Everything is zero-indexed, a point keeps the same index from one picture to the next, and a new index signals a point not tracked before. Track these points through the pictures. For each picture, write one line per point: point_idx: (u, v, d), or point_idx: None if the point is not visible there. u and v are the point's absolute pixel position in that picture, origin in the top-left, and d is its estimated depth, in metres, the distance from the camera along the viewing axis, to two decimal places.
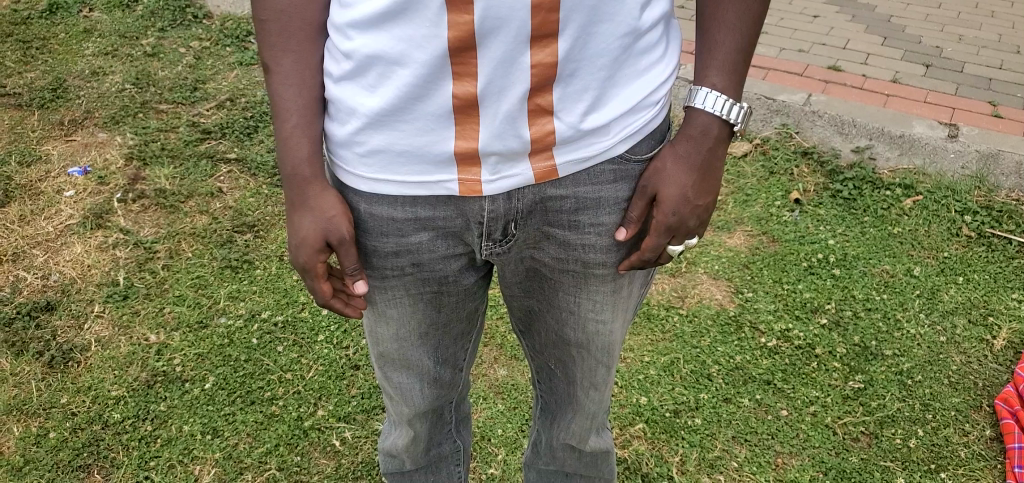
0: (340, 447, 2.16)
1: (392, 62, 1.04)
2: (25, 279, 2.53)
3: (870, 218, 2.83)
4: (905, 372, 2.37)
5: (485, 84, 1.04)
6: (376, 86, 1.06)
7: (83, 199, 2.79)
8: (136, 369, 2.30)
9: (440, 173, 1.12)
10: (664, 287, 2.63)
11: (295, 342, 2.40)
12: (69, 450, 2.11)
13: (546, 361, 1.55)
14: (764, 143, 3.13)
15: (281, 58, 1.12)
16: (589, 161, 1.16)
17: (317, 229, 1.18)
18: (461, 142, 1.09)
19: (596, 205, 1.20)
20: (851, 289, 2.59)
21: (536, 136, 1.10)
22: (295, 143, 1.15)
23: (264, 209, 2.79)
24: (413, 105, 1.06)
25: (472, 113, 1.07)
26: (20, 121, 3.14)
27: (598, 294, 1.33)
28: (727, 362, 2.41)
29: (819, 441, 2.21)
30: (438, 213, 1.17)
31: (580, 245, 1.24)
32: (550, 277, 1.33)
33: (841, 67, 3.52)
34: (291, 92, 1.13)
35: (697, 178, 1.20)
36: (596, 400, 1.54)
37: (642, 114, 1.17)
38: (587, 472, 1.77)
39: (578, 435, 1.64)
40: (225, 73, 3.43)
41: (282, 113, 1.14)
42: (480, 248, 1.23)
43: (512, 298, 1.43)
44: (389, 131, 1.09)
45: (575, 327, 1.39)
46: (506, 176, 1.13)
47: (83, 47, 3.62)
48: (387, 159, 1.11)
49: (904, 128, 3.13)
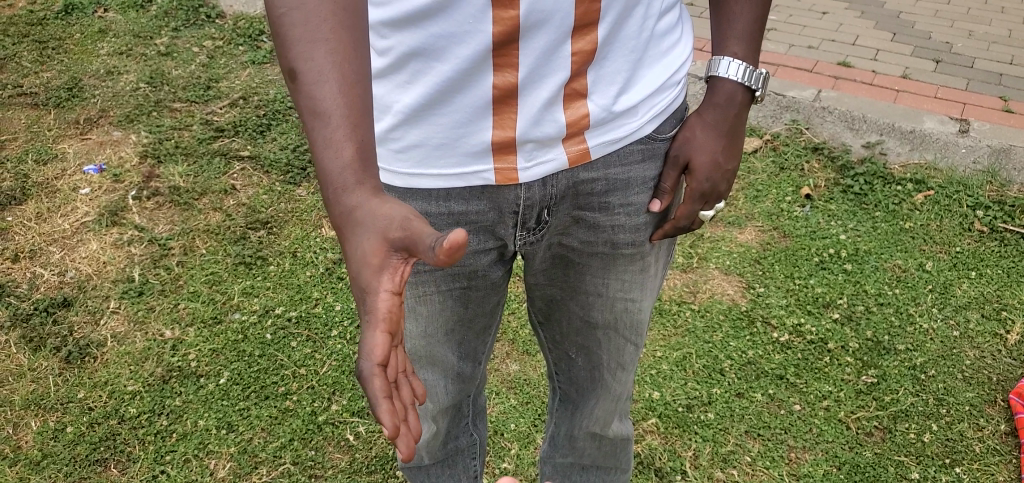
0: (354, 442, 2.19)
1: (430, 57, 1.06)
2: (42, 275, 2.56)
3: (881, 213, 2.82)
4: (918, 366, 2.37)
5: (525, 75, 1.09)
6: (413, 80, 1.08)
7: (99, 197, 2.82)
8: (151, 364, 2.33)
9: (477, 163, 1.15)
10: (675, 282, 2.63)
11: (309, 337, 2.42)
12: (87, 445, 2.14)
13: (566, 350, 1.60)
14: (774, 139, 3.12)
15: (311, 51, 0.91)
16: (620, 141, 1.25)
17: (382, 233, 0.88)
18: (498, 131, 1.13)
19: (625, 186, 1.30)
20: (863, 284, 2.59)
21: (572, 120, 1.16)
22: (341, 147, 0.91)
23: (278, 206, 2.82)
24: (451, 97, 1.09)
25: (510, 103, 1.11)
26: (37, 120, 3.18)
27: (626, 272, 1.42)
28: (739, 357, 2.41)
29: (833, 435, 2.21)
30: (472, 207, 1.20)
31: (610, 226, 1.34)
32: (579, 262, 1.40)
33: (850, 63, 3.51)
34: (328, 86, 0.91)
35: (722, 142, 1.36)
36: (622, 381, 1.61)
37: (665, 94, 1.28)
38: (605, 462, 1.80)
39: (602, 420, 1.68)
40: (239, 72, 3.46)
41: (318, 115, 0.91)
42: (513, 239, 1.27)
43: (535, 287, 1.48)
44: (427, 125, 1.12)
45: (603, 307, 1.46)
46: (540, 163, 1.18)
47: (98, 46, 3.66)
48: (424, 152, 1.14)
49: (914, 123, 3.12)
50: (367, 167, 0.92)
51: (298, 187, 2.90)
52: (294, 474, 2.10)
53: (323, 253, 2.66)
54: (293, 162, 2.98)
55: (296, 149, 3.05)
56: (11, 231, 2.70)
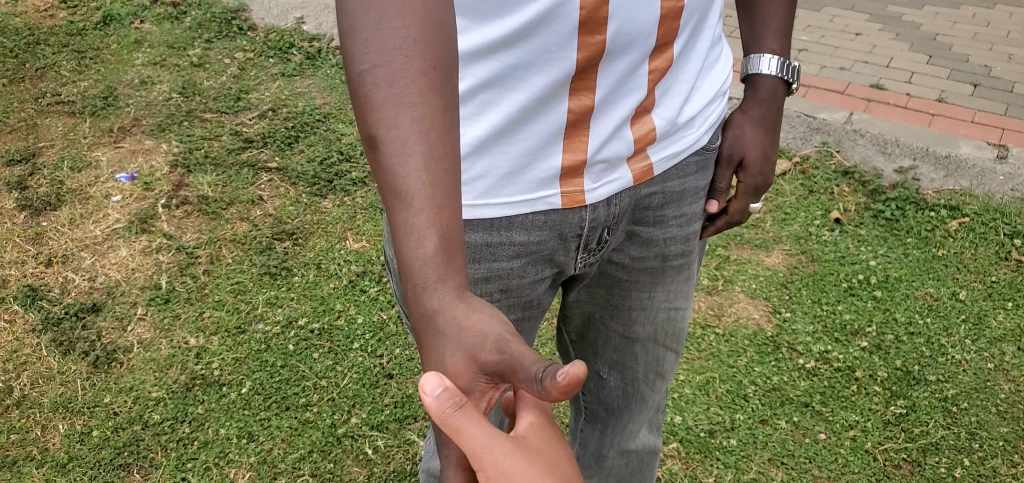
0: (373, 456, 2.19)
1: (503, 87, 1.03)
2: (73, 280, 2.61)
3: (913, 239, 2.77)
4: (950, 398, 2.31)
5: (602, 97, 1.10)
6: (481, 112, 1.05)
7: (129, 204, 2.88)
8: (175, 371, 2.36)
9: (545, 190, 1.12)
10: (700, 304, 2.59)
11: (331, 349, 2.44)
12: (111, 449, 2.17)
13: (598, 370, 1.64)
14: (803, 161, 3.06)
15: (395, 117, 0.83)
16: (680, 154, 1.31)
17: (467, 347, 0.80)
18: (569, 155, 1.11)
19: (680, 197, 1.35)
20: (893, 312, 2.54)
21: (638, 136, 1.20)
22: (425, 235, 0.83)
23: (303, 218, 2.85)
24: (522, 126, 1.07)
25: (585, 126, 1.11)
26: (73, 128, 3.24)
27: (672, 284, 1.48)
28: (764, 383, 2.37)
29: (859, 467, 2.16)
30: (534, 237, 1.16)
31: (663, 239, 1.39)
32: (627, 279, 1.44)
33: (883, 85, 3.46)
34: (413, 161, 0.83)
35: (769, 136, 1.53)
36: (658, 391, 1.67)
37: (714, 106, 1.37)
38: (633, 477, 1.87)
39: (632, 433, 1.74)
40: (268, 84, 3.52)
41: (401, 194, 0.83)
42: (575, 262, 1.26)
43: (575, 304, 1.52)
44: (492, 155, 1.08)
45: (647, 319, 1.52)
46: (607, 183, 1.19)
47: (133, 56, 3.73)
48: (487, 184, 1.10)
49: (948, 148, 3.07)
50: (452, 257, 0.84)
51: (324, 199, 2.93)
52: None
53: (347, 266, 2.68)
54: (321, 174, 3.02)
55: (323, 161, 3.08)
56: (45, 236, 2.76)
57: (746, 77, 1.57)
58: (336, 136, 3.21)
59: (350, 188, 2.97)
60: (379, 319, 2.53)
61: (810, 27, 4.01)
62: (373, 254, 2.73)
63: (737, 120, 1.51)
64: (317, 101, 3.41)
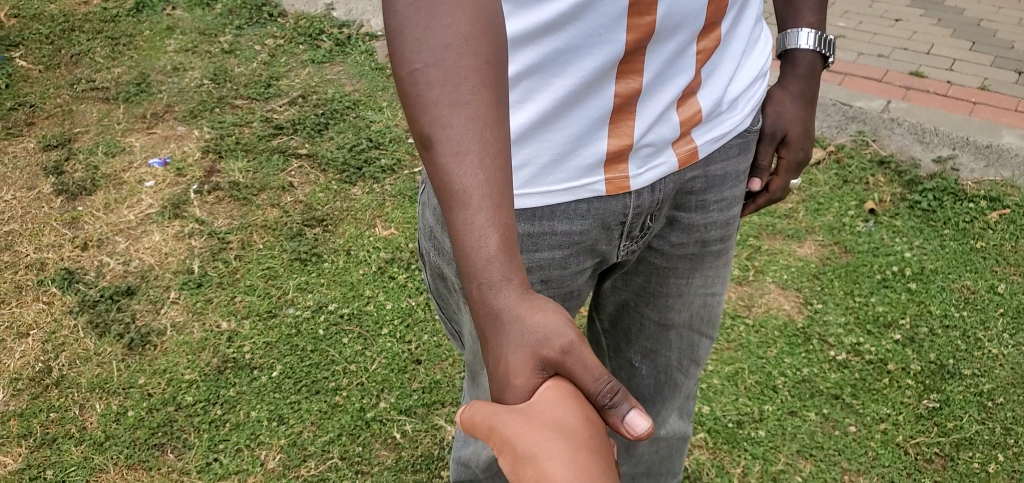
0: (401, 440, 2.21)
1: (549, 72, 1.02)
2: (108, 264, 2.66)
3: (950, 231, 2.71)
4: (986, 393, 2.27)
5: (648, 80, 1.09)
6: (526, 99, 1.04)
7: (163, 190, 2.92)
8: (208, 354, 2.40)
9: (589, 177, 1.11)
10: (731, 294, 2.56)
11: (360, 334, 2.46)
12: (146, 429, 2.22)
13: (630, 358, 1.62)
14: (838, 151, 3.02)
15: (451, 116, 0.84)
16: (724, 137, 1.30)
17: (532, 346, 0.83)
18: (615, 140, 1.10)
19: (722, 181, 1.33)
20: (928, 304, 2.49)
21: (684, 118, 1.19)
22: (487, 234, 0.85)
23: (333, 204, 2.86)
24: (567, 112, 1.05)
25: (631, 109, 1.10)
26: (107, 114, 3.28)
27: (710, 270, 1.46)
28: (794, 374, 2.34)
29: (889, 460, 2.14)
30: (576, 226, 1.14)
31: (703, 225, 1.37)
32: (665, 266, 1.43)
33: (922, 73, 3.37)
34: (470, 160, 0.84)
35: (807, 112, 1.51)
36: (691, 379, 1.65)
37: (758, 86, 1.36)
38: (661, 465, 1.86)
39: (663, 420, 1.73)
40: (298, 71, 3.54)
41: (460, 196, 0.85)
42: (617, 250, 1.24)
43: (610, 292, 1.51)
44: (535, 142, 1.06)
45: (683, 306, 1.50)
46: (653, 167, 1.17)
47: (166, 43, 3.74)
48: (530, 173, 1.08)
49: (990, 137, 2.98)
50: (512, 255, 0.86)
51: (353, 186, 2.94)
52: (341, 469, 2.14)
53: (376, 252, 2.70)
54: (350, 161, 3.03)
55: (353, 148, 3.09)
56: (81, 220, 2.81)
57: (783, 53, 1.54)
58: (365, 123, 3.22)
59: (379, 175, 2.98)
60: (407, 305, 2.54)
61: (847, 13, 3.90)
62: (402, 241, 2.74)
63: (777, 95, 1.49)
64: (346, 88, 3.42)
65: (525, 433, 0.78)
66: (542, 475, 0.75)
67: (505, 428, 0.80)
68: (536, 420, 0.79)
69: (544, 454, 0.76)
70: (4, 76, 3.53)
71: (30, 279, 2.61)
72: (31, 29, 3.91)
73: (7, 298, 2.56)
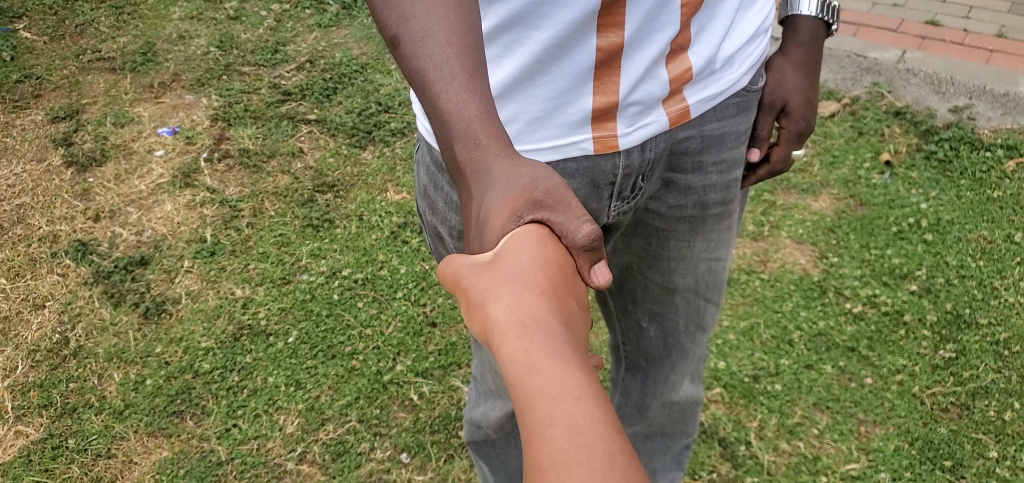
0: (418, 401, 2.22)
1: (527, 26, 1.02)
2: (121, 234, 2.65)
3: (966, 181, 2.69)
4: (1003, 342, 2.26)
5: (631, 34, 1.07)
6: (509, 52, 1.05)
7: (172, 159, 2.91)
8: (223, 321, 2.41)
9: (575, 135, 1.11)
10: (746, 250, 2.56)
11: (374, 298, 2.46)
12: (165, 397, 2.23)
13: (638, 320, 1.63)
14: (853, 103, 2.99)
15: (411, 11, 0.84)
16: (718, 97, 1.27)
17: (517, 187, 0.83)
18: (599, 97, 1.09)
19: (719, 141, 1.32)
20: (944, 255, 2.48)
21: (674, 76, 1.17)
22: (466, 98, 0.84)
23: (344, 170, 2.85)
24: (548, 67, 1.05)
25: (614, 65, 1.09)
26: (114, 84, 3.25)
27: (712, 233, 1.45)
28: (810, 327, 2.34)
29: (906, 411, 2.14)
30: (565, 185, 1.15)
31: (701, 186, 1.36)
32: (665, 227, 1.43)
33: (939, 21, 3.31)
34: (437, 40, 0.84)
35: (811, 80, 1.48)
36: (701, 343, 1.66)
37: (757, 44, 1.33)
38: (673, 426, 1.87)
39: (677, 385, 1.74)
40: (306, 35, 3.50)
41: (433, 75, 0.84)
42: (608, 212, 1.25)
43: (612, 256, 1.51)
44: (522, 96, 1.07)
45: (687, 270, 1.50)
46: (641, 126, 1.16)
47: (171, 11, 3.69)
48: (517, 127, 1.09)
49: (1009, 85, 2.95)
50: (490, 115, 0.86)
51: (364, 150, 2.92)
52: (359, 431, 2.15)
53: (388, 217, 2.69)
54: (359, 126, 3.01)
55: (362, 112, 3.07)
56: (92, 192, 2.80)
57: (786, 18, 1.52)
58: (374, 87, 3.19)
59: (389, 139, 2.96)
60: (421, 270, 2.54)
61: None
62: (414, 205, 2.73)
63: (778, 63, 1.46)
64: (354, 52, 3.38)
65: (484, 277, 0.78)
66: (488, 319, 0.75)
67: (467, 277, 0.80)
68: (497, 264, 0.79)
69: (494, 299, 0.76)
70: (10, 48, 3.50)
71: (44, 251, 2.61)
72: (33, 0, 3.87)
73: (22, 271, 2.56)
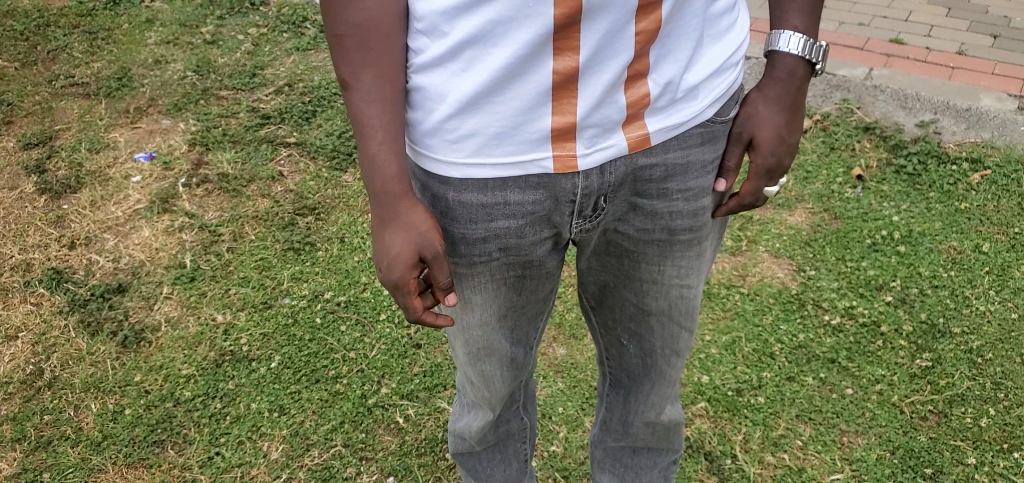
0: (404, 424, 2.20)
1: (486, 43, 1.03)
2: (97, 262, 2.62)
3: (935, 194, 2.77)
4: (975, 350, 2.32)
5: (587, 58, 1.07)
6: (470, 69, 1.05)
7: (150, 184, 2.88)
8: (204, 348, 2.37)
9: (536, 152, 1.11)
10: (724, 265, 2.60)
11: (358, 321, 2.45)
12: (144, 426, 2.19)
13: (618, 336, 1.61)
14: (824, 119, 3.06)
15: (360, 74, 1.08)
16: (679, 127, 1.22)
17: (414, 243, 1.13)
18: (557, 117, 1.10)
19: (684, 170, 1.27)
20: (918, 266, 2.54)
21: (632, 100, 1.14)
22: (387, 156, 1.12)
23: (324, 192, 2.85)
24: (508, 85, 1.06)
25: (571, 87, 1.08)
26: (89, 110, 3.22)
27: (682, 259, 1.38)
28: (790, 341, 2.37)
29: (886, 420, 2.18)
30: (527, 198, 1.15)
31: (668, 212, 1.30)
32: (634, 250, 1.37)
33: (902, 40, 3.42)
34: (377, 106, 1.09)
35: (786, 117, 1.37)
36: (678, 365, 1.64)
37: (726, 74, 1.26)
38: (658, 444, 1.85)
39: (659, 406, 1.73)
40: (283, 59, 3.49)
41: (368, 129, 1.11)
42: (570, 227, 1.24)
43: (589, 271, 1.47)
44: (483, 113, 1.08)
45: (659, 294, 1.45)
46: (600, 149, 1.15)
47: (146, 36, 3.67)
48: (480, 143, 1.10)
49: (971, 100, 3.07)
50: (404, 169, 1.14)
51: (344, 174, 2.92)
52: (345, 456, 2.13)
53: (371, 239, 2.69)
54: (340, 148, 3.01)
55: (341, 135, 3.07)
56: (67, 219, 2.76)
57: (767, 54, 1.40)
58: None
59: None
60: None
61: None
62: None
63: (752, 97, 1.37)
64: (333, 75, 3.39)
65: None
66: None
67: None
68: None
69: None
70: None
71: (16, 281, 2.56)
72: (4, 26, 3.81)
73: None
